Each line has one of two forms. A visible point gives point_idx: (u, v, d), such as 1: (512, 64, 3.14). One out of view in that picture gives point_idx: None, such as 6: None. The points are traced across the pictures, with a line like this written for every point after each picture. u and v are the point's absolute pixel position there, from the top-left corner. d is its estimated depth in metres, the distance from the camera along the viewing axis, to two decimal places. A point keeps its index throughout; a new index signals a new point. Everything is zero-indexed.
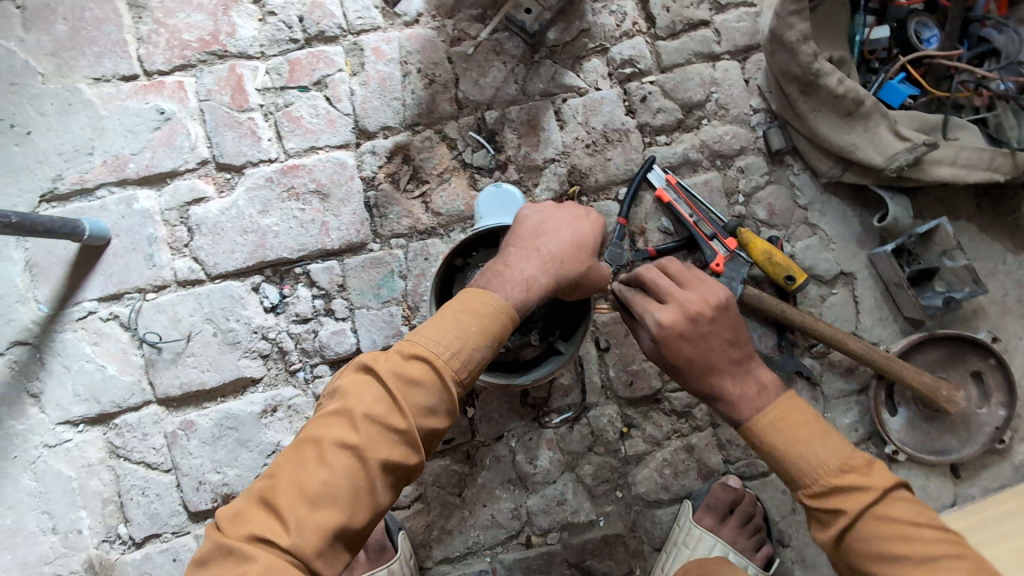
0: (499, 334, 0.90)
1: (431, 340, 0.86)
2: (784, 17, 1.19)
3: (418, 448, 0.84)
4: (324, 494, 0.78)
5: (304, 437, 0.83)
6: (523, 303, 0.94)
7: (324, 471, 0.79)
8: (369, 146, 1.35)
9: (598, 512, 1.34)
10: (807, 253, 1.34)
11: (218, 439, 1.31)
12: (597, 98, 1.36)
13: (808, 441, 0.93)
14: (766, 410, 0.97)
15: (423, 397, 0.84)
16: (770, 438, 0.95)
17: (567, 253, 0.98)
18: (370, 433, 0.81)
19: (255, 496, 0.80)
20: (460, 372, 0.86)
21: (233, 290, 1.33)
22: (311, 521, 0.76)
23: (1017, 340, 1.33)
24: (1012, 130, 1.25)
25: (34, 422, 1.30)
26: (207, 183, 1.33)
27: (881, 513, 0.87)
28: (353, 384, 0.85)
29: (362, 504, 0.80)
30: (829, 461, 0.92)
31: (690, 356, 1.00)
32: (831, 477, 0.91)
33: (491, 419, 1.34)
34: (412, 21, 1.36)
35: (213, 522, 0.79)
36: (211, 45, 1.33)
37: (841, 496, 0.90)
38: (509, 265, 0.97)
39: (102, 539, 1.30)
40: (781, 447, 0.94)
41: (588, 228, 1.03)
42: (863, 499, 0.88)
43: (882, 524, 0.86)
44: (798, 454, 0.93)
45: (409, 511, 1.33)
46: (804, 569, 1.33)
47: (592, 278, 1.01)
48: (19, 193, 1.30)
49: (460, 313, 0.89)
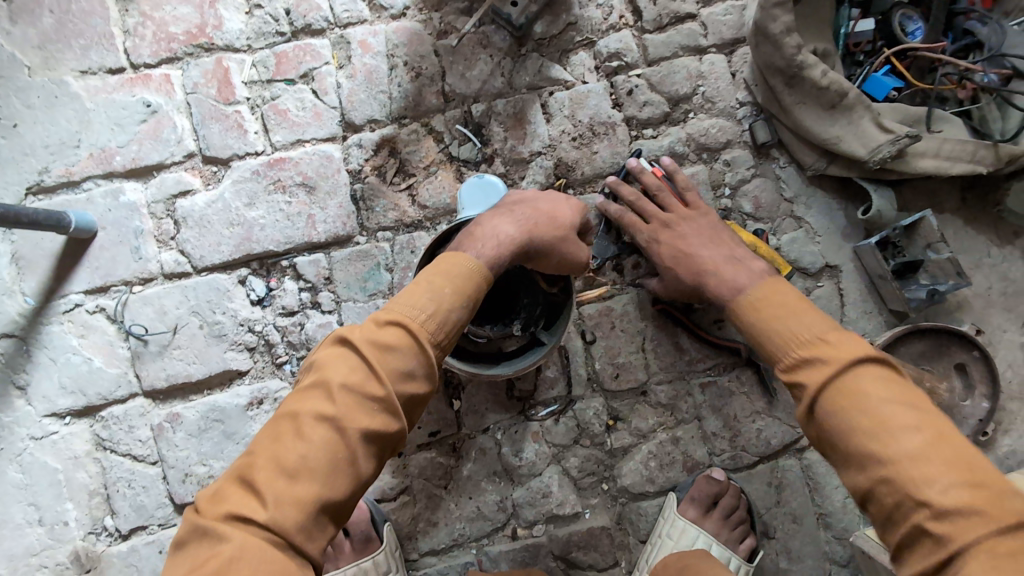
0: (473, 297, 0.93)
1: (407, 306, 0.88)
2: (767, 9, 1.19)
3: (397, 415, 0.84)
4: (303, 466, 0.78)
5: (281, 414, 0.84)
6: (497, 261, 0.98)
7: (301, 445, 0.79)
8: (355, 139, 1.35)
9: (584, 505, 1.34)
10: (793, 246, 1.34)
11: (204, 432, 1.31)
12: (584, 91, 1.37)
13: (782, 317, 0.95)
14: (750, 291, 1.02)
15: (401, 361, 0.85)
16: (751, 315, 1.00)
17: (544, 219, 1.06)
18: (348, 402, 0.81)
19: (233, 476, 0.80)
20: (437, 334, 0.88)
21: (219, 282, 1.33)
22: (290, 494, 0.76)
23: (1001, 332, 1.34)
24: (995, 122, 1.27)
25: (21, 414, 1.30)
26: (194, 176, 1.33)
27: (841, 384, 0.83)
28: (328, 357, 0.86)
29: (344, 476, 0.80)
30: (796, 334, 0.92)
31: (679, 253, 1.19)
32: (805, 352, 0.89)
33: (477, 412, 1.34)
34: (399, 14, 1.37)
35: (191, 504, 0.79)
36: (198, 37, 1.33)
37: (804, 369, 0.88)
38: (483, 226, 1.02)
39: (89, 531, 1.30)
40: (757, 324, 0.98)
41: (566, 206, 1.11)
42: (820, 372, 0.85)
43: (838, 395, 0.83)
44: (766, 329, 0.95)
45: (395, 504, 1.33)
46: (788, 561, 1.33)
47: (569, 246, 1.07)
48: (6, 185, 1.30)
49: (433, 277, 0.92)
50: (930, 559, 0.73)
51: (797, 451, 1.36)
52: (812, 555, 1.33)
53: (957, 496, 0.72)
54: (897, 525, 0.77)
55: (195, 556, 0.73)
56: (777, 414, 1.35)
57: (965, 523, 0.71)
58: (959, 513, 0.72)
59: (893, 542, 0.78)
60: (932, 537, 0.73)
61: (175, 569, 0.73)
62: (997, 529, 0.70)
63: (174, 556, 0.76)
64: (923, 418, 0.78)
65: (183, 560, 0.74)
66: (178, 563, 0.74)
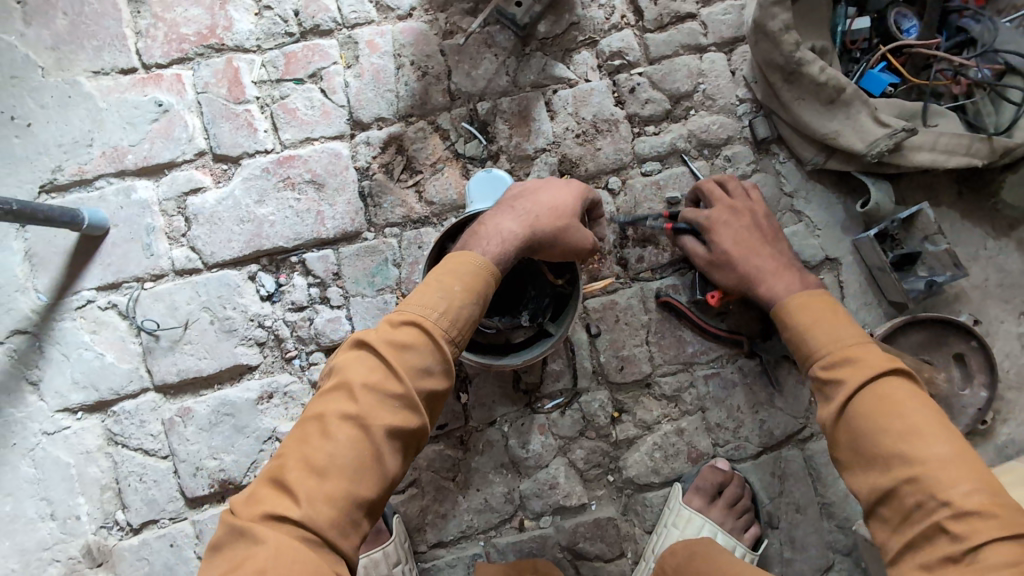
0: (483, 293, 0.95)
1: (420, 306, 0.91)
2: (766, 7, 1.23)
3: (418, 410, 0.86)
4: (331, 465, 0.80)
5: (307, 417, 0.86)
6: (501, 257, 0.99)
7: (328, 444, 0.81)
8: (363, 137, 1.37)
9: (590, 496, 1.36)
10: (793, 240, 1.37)
11: (215, 426, 1.33)
12: (587, 89, 1.39)
13: (831, 323, 1.03)
14: (799, 296, 1.10)
15: (418, 359, 0.87)
16: (797, 317, 1.07)
17: (544, 211, 1.05)
18: (370, 401, 0.84)
19: (265, 479, 0.82)
20: (451, 330, 0.90)
21: (230, 278, 1.35)
22: (321, 492, 0.79)
23: (998, 323, 1.37)
24: (990, 116, 1.30)
25: (34, 409, 1.31)
26: (204, 174, 1.35)
27: (879, 387, 0.92)
28: (347, 360, 0.89)
29: (371, 473, 0.82)
30: (845, 339, 1.00)
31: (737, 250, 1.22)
32: (838, 353, 0.99)
33: (484, 404, 1.36)
34: (405, 15, 1.40)
35: (227, 508, 0.82)
36: (209, 38, 1.36)
37: (844, 368, 0.96)
38: (486, 224, 1.04)
39: (101, 525, 1.31)
40: (800, 325, 1.06)
41: (566, 193, 1.10)
42: (864, 372, 0.94)
43: (879, 395, 0.91)
44: (805, 334, 1.04)
45: (403, 496, 1.34)
46: (792, 551, 1.35)
47: (574, 236, 1.06)
48: (20, 183, 1.32)
49: (443, 276, 0.94)
50: (941, 553, 0.80)
51: (799, 441, 1.38)
52: (815, 544, 1.35)
53: (977, 500, 0.80)
54: (913, 527, 0.84)
55: (233, 556, 0.76)
56: (779, 405, 1.37)
57: (983, 525, 0.78)
58: (976, 515, 0.79)
59: (901, 541, 0.85)
60: (950, 534, 0.80)
61: (213, 568, 0.76)
62: (1010, 534, 0.78)
63: (211, 559, 0.78)
64: (949, 430, 0.87)
65: (221, 560, 0.76)
66: (216, 564, 0.76)
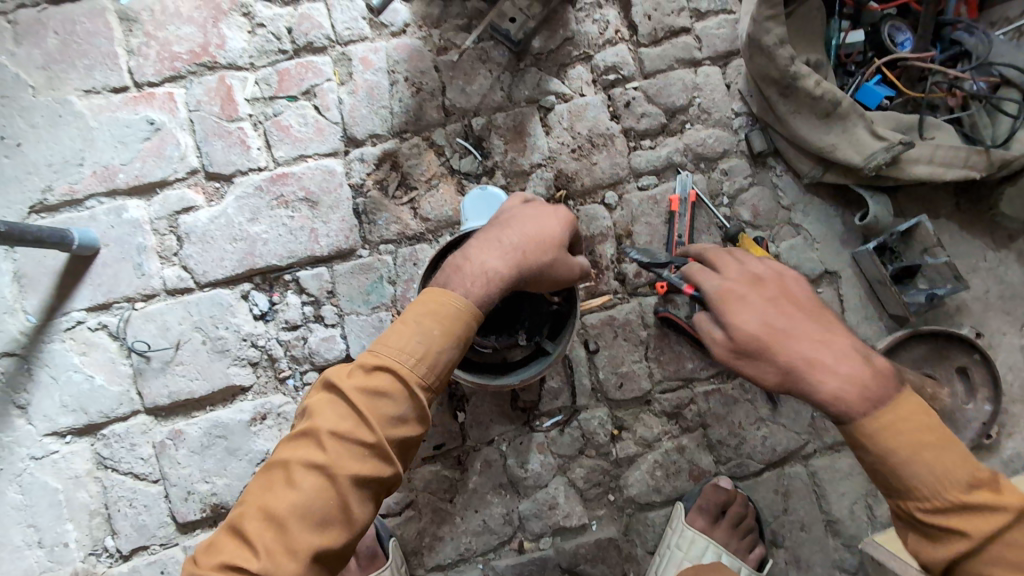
0: (463, 335, 0.90)
1: (395, 349, 0.86)
2: (761, 22, 1.22)
3: (389, 459, 0.84)
4: (293, 517, 0.79)
5: (273, 461, 0.85)
6: (486, 299, 0.93)
7: (292, 494, 0.80)
8: (357, 154, 1.36)
9: (590, 516, 1.33)
10: (792, 253, 1.37)
11: (207, 448, 1.30)
12: (582, 104, 1.39)
13: (934, 450, 0.78)
14: (886, 408, 0.80)
15: (390, 408, 0.84)
16: (888, 442, 0.79)
17: (531, 245, 0.99)
18: (338, 450, 0.81)
19: (228, 525, 0.82)
20: (427, 376, 0.87)
21: (222, 297, 1.33)
22: (282, 544, 0.78)
23: (1000, 335, 1.35)
24: (986, 128, 1.29)
25: (21, 434, 1.29)
26: (196, 192, 1.34)
27: (1008, 539, 0.76)
28: (317, 403, 0.86)
29: (336, 524, 0.81)
30: (958, 476, 0.78)
31: (791, 309, 0.89)
32: (960, 493, 0.77)
33: (482, 423, 1.34)
34: (399, 31, 1.39)
35: (191, 556, 0.82)
36: (202, 56, 1.35)
37: (965, 517, 0.77)
38: (470, 258, 0.96)
39: (89, 552, 1.28)
40: (900, 452, 0.79)
41: (553, 221, 1.03)
42: (994, 526, 0.76)
43: (1006, 549, 0.76)
44: (908, 466, 0.79)
45: (400, 518, 1.31)
46: (797, 571, 1.33)
47: (558, 271, 1.01)
48: (9, 204, 1.30)
49: (421, 318, 0.89)
50: None
51: (802, 457, 1.36)
52: (820, 563, 1.33)
53: None
54: None
55: None
56: (781, 421, 1.35)
57: None
58: None
59: None
60: None
61: None
62: None
63: None
64: None
65: None
66: None
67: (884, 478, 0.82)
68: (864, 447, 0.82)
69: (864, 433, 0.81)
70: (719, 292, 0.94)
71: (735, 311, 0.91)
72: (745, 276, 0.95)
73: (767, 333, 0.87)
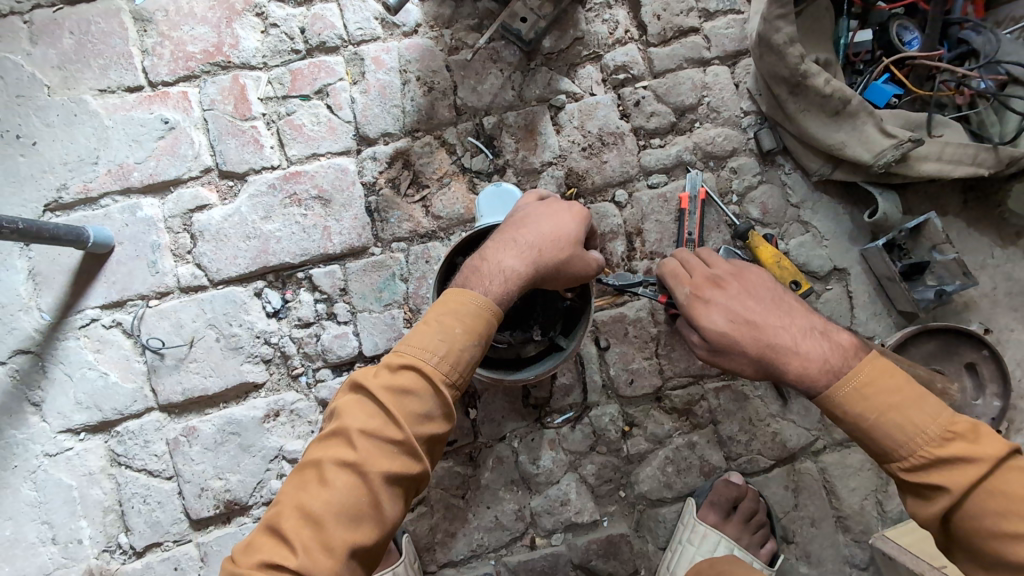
0: (485, 333, 0.92)
1: (418, 348, 0.88)
2: (771, 21, 1.23)
3: (418, 456, 0.85)
4: (327, 513, 0.81)
5: (304, 462, 0.87)
6: (505, 297, 0.95)
7: (325, 491, 0.82)
8: (370, 152, 1.37)
9: (602, 512, 1.34)
10: (801, 250, 1.38)
11: (221, 445, 1.31)
12: (592, 103, 1.40)
13: (901, 411, 0.87)
14: (851, 374, 0.91)
15: (418, 405, 0.86)
16: (856, 408, 0.90)
17: (545, 242, 1.00)
18: (368, 448, 0.83)
19: (264, 525, 0.84)
20: (451, 374, 0.88)
21: (236, 295, 1.34)
22: (318, 542, 0.80)
23: (1009, 332, 1.36)
24: (993, 126, 1.32)
25: (35, 431, 1.29)
26: (210, 191, 1.35)
27: (987, 487, 0.82)
28: (346, 405, 0.88)
29: (369, 520, 0.83)
30: (928, 432, 0.85)
31: (750, 301, 1.02)
32: (933, 448, 0.85)
33: (494, 420, 1.34)
34: (410, 31, 1.40)
35: (229, 556, 0.84)
36: (215, 56, 1.36)
37: (942, 471, 0.84)
38: (486, 259, 0.98)
39: (103, 549, 1.28)
40: (869, 416, 0.89)
41: (568, 218, 1.04)
42: (969, 477, 0.82)
43: (986, 498, 0.82)
44: (881, 427, 0.88)
45: (413, 514, 1.32)
46: (808, 566, 1.34)
47: (575, 265, 1.02)
48: (24, 203, 1.31)
49: (443, 317, 0.90)
50: None
51: (812, 453, 1.37)
52: (831, 558, 1.33)
53: None
54: None
55: None
56: (792, 417, 1.36)
57: None
58: None
59: None
60: None
61: None
62: None
63: None
64: None
65: None
66: None
67: (868, 445, 0.91)
68: (840, 418, 0.92)
69: (835, 405, 0.92)
70: (692, 300, 1.06)
71: (707, 318, 1.03)
72: (709, 279, 1.08)
73: (735, 329, 1.00)
